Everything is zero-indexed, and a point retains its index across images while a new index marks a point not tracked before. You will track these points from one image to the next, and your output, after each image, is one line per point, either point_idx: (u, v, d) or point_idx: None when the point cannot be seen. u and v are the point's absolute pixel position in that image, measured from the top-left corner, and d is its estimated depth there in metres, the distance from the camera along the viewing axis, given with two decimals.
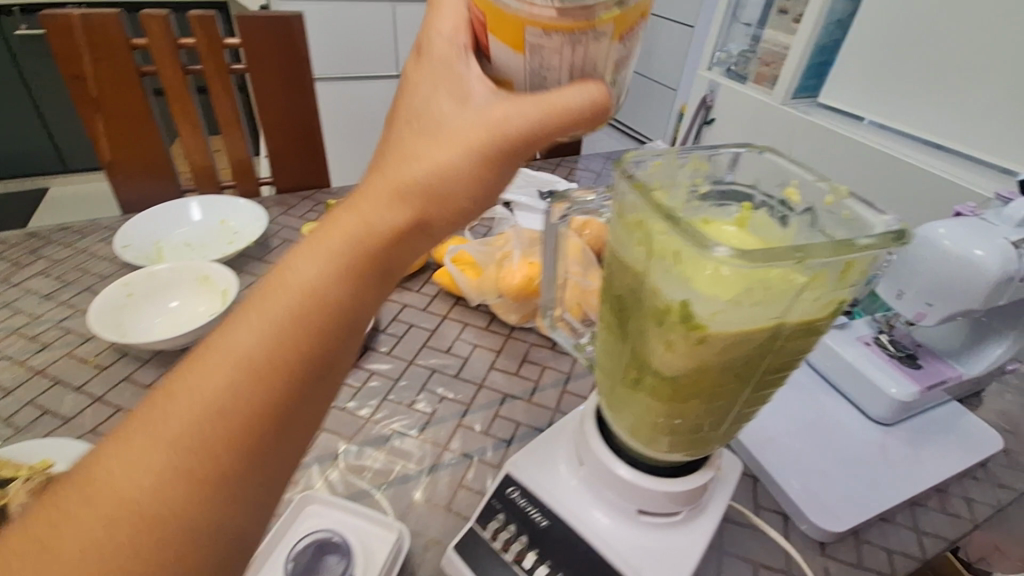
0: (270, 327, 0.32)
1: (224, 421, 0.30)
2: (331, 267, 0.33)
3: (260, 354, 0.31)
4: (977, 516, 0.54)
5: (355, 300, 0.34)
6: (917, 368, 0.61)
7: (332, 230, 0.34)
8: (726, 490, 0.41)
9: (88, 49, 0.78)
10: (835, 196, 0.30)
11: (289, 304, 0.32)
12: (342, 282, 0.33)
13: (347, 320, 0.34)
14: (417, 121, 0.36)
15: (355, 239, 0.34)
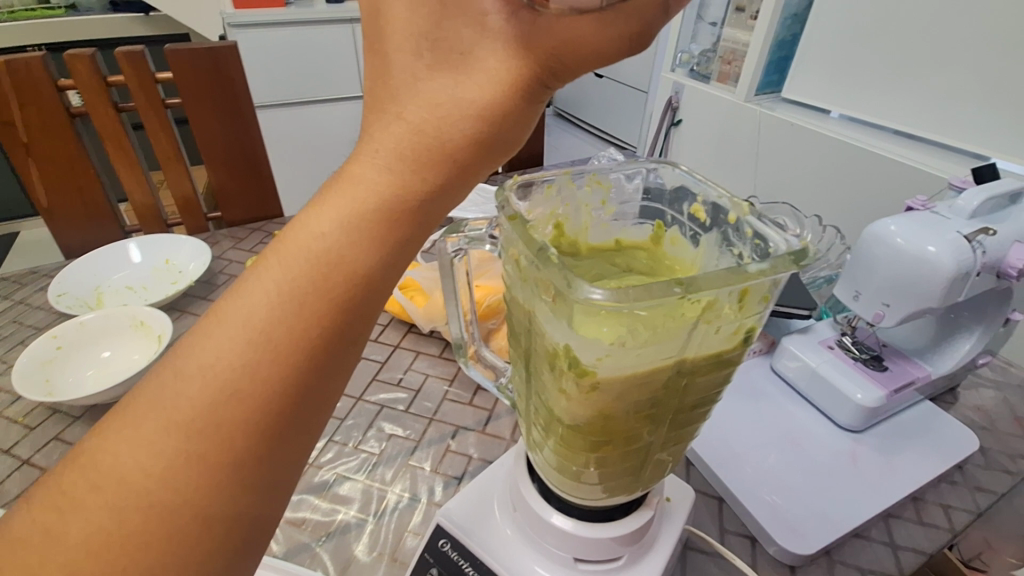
0: (263, 320, 0.21)
1: (200, 457, 0.20)
2: (312, 268, 0.21)
3: (243, 358, 0.21)
4: (957, 525, 0.51)
5: (341, 322, 0.22)
6: (883, 370, 0.58)
7: (347, 174, 0.22)
8: (674, 528, 0.38)
9: (14, 94, 0.77)
10: (737, 212, 0.28)
11: (285, 285, 0.21)
12: (355, 255, 0.21)
13: (361, 308, 0.22)
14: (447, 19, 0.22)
15: (342, 227, 0.21)
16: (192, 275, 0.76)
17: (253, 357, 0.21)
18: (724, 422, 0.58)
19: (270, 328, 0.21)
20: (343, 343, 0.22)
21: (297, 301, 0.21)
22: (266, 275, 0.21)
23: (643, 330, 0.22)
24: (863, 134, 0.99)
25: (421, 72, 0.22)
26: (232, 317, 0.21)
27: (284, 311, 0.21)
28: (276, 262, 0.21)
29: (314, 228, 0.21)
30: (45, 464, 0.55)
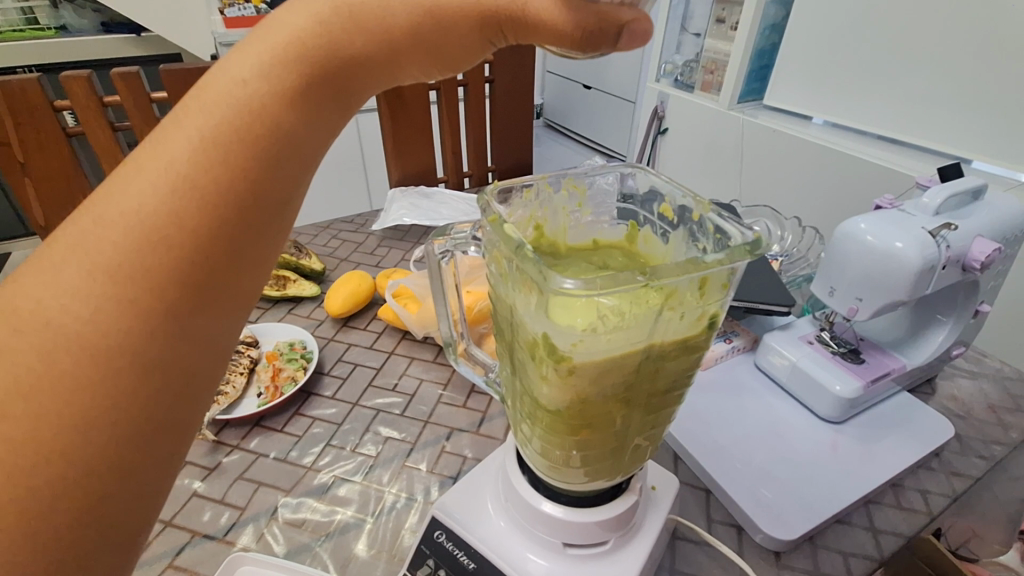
0: (195, 157, 0.23)
1: (140, 282, 0.22)
2: (243, 112, 0.24)
3: (176, 190, 0.23)
4: (933, 508, 0.53)
5: (272, 165, 0.25)
6: (861, 363, 0.60)
7: (272, 37, 0.25)
8: (660, 515, 0.40)
9: (10, 115, 0.77)
10: (700, 210, 0.30)
11: (215, 126, 0.24)
12: (284, 104, 0.25)
13: (290, 153, 0.26)
14: None
15: (268, 78, 0.25)
16: None
17: (183, 193, 0.23)
18: (707, 417, 0.60)
19: (206, 163, 0.23)
20: (272, 195, 0.25)
21: (229, 140, 0.24)
22: (192, 120, 0.24)
23: (613, 317, 0.24)
24: (841, 139, 1.02)
25: None
26: (166, 153, 0.23)
27: (213, 150, 0.23)
28: (200, 107, 0.24)
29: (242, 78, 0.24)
30: None
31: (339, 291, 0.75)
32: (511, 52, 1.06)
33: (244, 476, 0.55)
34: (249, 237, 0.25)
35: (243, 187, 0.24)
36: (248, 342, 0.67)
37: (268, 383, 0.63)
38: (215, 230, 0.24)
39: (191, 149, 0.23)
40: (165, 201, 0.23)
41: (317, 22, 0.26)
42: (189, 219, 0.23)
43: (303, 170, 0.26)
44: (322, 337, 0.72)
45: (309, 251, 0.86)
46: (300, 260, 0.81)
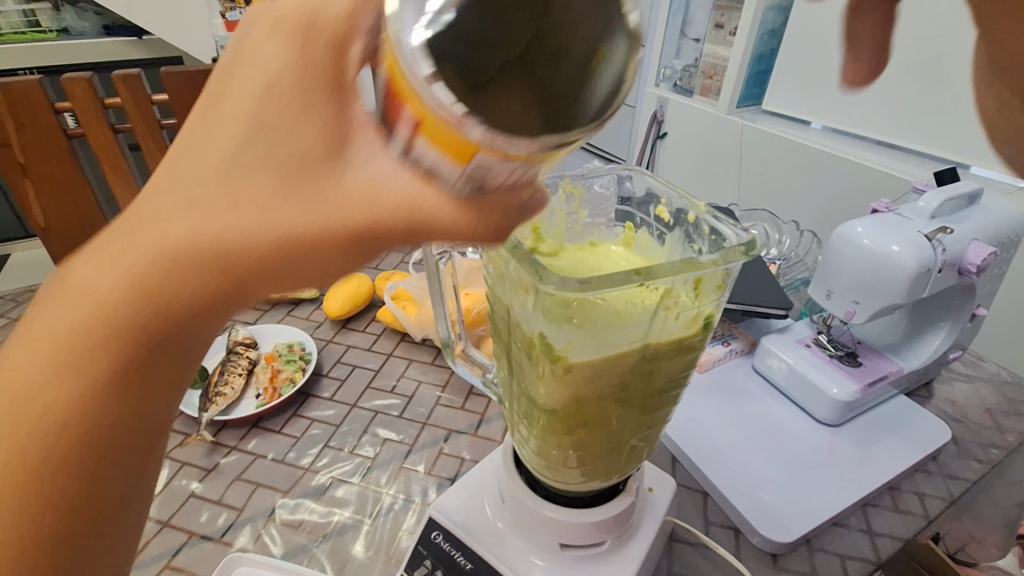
0: (61, 369, 0.23)
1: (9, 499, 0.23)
2: (114, 304, 0.23)
3: (40, 405, 0.23)
4: (930, 511, 0.53)
5: (137, 367, 0.24)
6: (858, 366, 0.61)
7: (139, 231, 0.23)
8: (657, 517, 0.40)
9: (11, 116, 0.78)
10: (696, 212, 0.31)
11: (79, 333, 0.23)
12: (141, 303, 0.23)
13: (154, 353, 0.24)
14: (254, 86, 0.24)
15: (150, 266, 0.23)
16: None
17: (45, 404, 0.23)
18: (705, 419, 0.60)
19: (59, 377, 0.23)
20: (139, 395, 0.24)
21: (79, 355, 0.23)
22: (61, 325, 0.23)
23: (609, 316, 0.24)
24: (839, 144, 1.02)
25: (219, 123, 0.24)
26: (31, 364, 0.23)
27: (74, 359, 0.23)
28: (67, 309, 0.23)
29: (122, 265, 0.23)
30: None
31: (338, 293, 0.75)
32: None
33: (242, 477, 0.55)
34: (123, 422, 0.24)
35: (121, 384, 0.24)
36: (246, 343, 0.67)
37: (267, 384, 0.63)
38: (78, 442, 0.23)
39: (70, 334, 0.23)
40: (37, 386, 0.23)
41: (177, 211, 0.23)
42: (56, 408, 0.23)
43: (184, 361, 0.25)
44: (321, 339, 0.73)
45: None
46: None
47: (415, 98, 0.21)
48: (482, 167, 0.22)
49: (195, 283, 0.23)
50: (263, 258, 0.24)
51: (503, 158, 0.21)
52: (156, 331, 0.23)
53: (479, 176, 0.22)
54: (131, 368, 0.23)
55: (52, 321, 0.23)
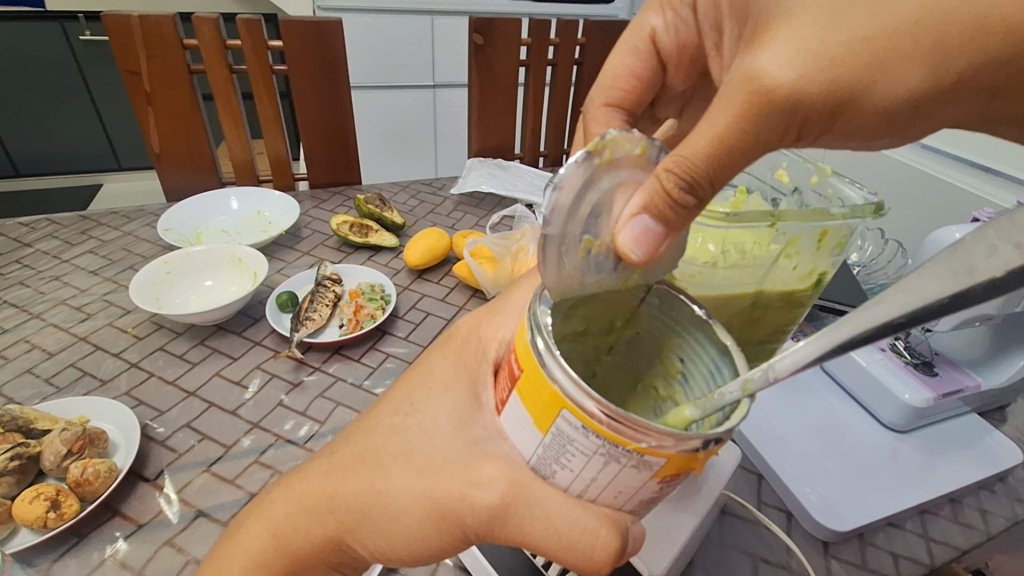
0: (349, 482, 0.34)
1: (284, 542, 0.35)
2: (386, 500, 0.32)
3: (328, 496, 0.34)
4: (992, 528, 0.53)
5: (387, 519, 0.32)
6: (933, 375, 0.59)
7: (418, 441, 0.33)
8: (721, 477, 0.42)
9: (144, 47, 0.85)
10: (821, 176, 0.34)
11: (366, 482, 0.33)
12: (408, 513, 0.32)
13: (392, 526, 0.32)
14: (456, 463, 0.31)
15: (419, 499, 0.31)
16: (282, 226, 0.84)
17: (328, 505, 0.34)
18: (767, 405, 0.60)
19: (342, 493, 0.33)
20: (373, 515, 0.33)
21: (355, 498, 0.33)
22: (367, 449, 0.34)
23: (733, 254, 0.27)
24: None
25: (453, 458, 0.31)
26: (337, 467, 0.35)
27: (359, 487, 0.33)
28: (375, 442, 0.34)
29: (411, 477, 0.32)
30: (152, 369, 0.63)
31: (418, 244, 0.79)
32: (601, 37, 1.07)
33: (324, 395, 0.61)
34: (367, 551, 0.34)
35: (367, 530, 0.33)
36: (332, 278, 0.71)
37: (350, 316, 0.68)
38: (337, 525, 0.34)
39: (363, 497, 0.33)
40: (322, 500, 0.34)
41: (424, 498, 0.31)
42: (320, 528, 0.34)
43: (404, 530, 0.32)
44: (398, 285, 0.77)
45: (391, 206, 0.91)
46: (383, 212, 0.86)
47: (529, 361, 0.24)
48: (564, 437, 0.24)
49: (426, 536, 0.32)
50: (463, 515, 0.31)
51: (582, 426, 0.23)
52: (422, 517, 0.32)
53: (558, 440, 0.24)
54: (383, 539, 0.33)
55: (354, 479, 0.33)
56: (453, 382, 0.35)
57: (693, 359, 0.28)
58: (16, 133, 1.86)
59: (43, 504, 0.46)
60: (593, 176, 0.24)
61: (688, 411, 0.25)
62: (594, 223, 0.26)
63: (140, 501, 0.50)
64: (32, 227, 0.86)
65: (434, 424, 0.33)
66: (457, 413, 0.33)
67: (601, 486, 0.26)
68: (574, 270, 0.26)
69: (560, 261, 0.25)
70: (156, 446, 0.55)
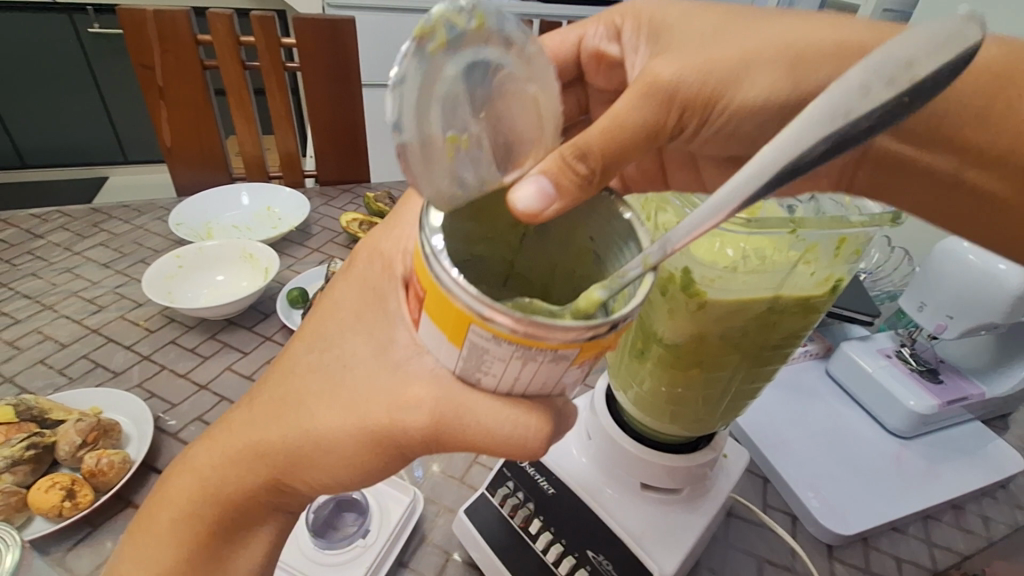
0: (274, 428, 0.32)
1: (217, 496, 0.34)
2: (314, 433, 0.31)
3: (255, 445, 0.33)
4: (993, 534, 0.53)
5: (321, 453, 0.31)
6: (938, 383, 0.60)
7: (336, 364, 0.32)
8: (729, 478, 0.43)
9: (158, 42, 0.86)
10: (849, 198, 0.36)
11: (291, 423, 0.32)
12: (339, 440, 0.31)
13: (328, 458, 0.32)
14: (382, 381, 0.30)
15: (352, 426, 0.31)
16: (292, 222, 0.84)
17: (257, 455, 0.33)
18: (771, 410, 0.60)
19: (270, 439, 0.32)
20: (307, 455, 0.32)
21: (283, 442, 0.32)
22: (288, 391, 0.33)
23: (753, 260, 0.28)
24: None
25: (376, 377, 0.31)
26: (260, 417, 0.33)
27: (285, 430, 0.32)
28: (295, 383, 0.33)
29: (332, 405, 0.31)
30: (164, 362, 0.63)
31: None
32: None
33: None
34: (312, 489, 0.33)
35: (306, 469, 0.32)
36: None
37: None
38: (270, 472, 0.33)
39: (293, 435, 0.32)
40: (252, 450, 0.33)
41: (358, 423, 0.31)
42: (255, 477, 0.33)
43: (341, 460, 0.31)
44: None
45: (401, 204, 0.91)
46: (393, 211, 0.87)
47: (429, 285, 0.23)
48: (478, 348, 0.24)
49: (365, 461, 0.31)
50: (400, 435, 0.30)
51: (491, 336, 0.22)
52: (357, 443, 0.31)
53: (474, 351, 0.24)
54: (323, 472, 0.32)
55: (280, 421, 0.32)
56: (361, 305, 0.34)
57: (603, 235, 0.28)
58: (24, 124, 1.87)
59: (58, 493, 0.46)
60: (434, 65, 0.23)
61: (596, 290, 0.24)
62: (457, 118, 0.25)
63: (152, 492, 0.51)
64: (43, 218, 0.86)
65: (352, 352, 0.32)
66: (370, 337, 0.32)
67: (525, 383, 0.26)
68: (449, 174, 0.25)
69: (431, 162, 0.24)
70: (168, 438, 0.55)
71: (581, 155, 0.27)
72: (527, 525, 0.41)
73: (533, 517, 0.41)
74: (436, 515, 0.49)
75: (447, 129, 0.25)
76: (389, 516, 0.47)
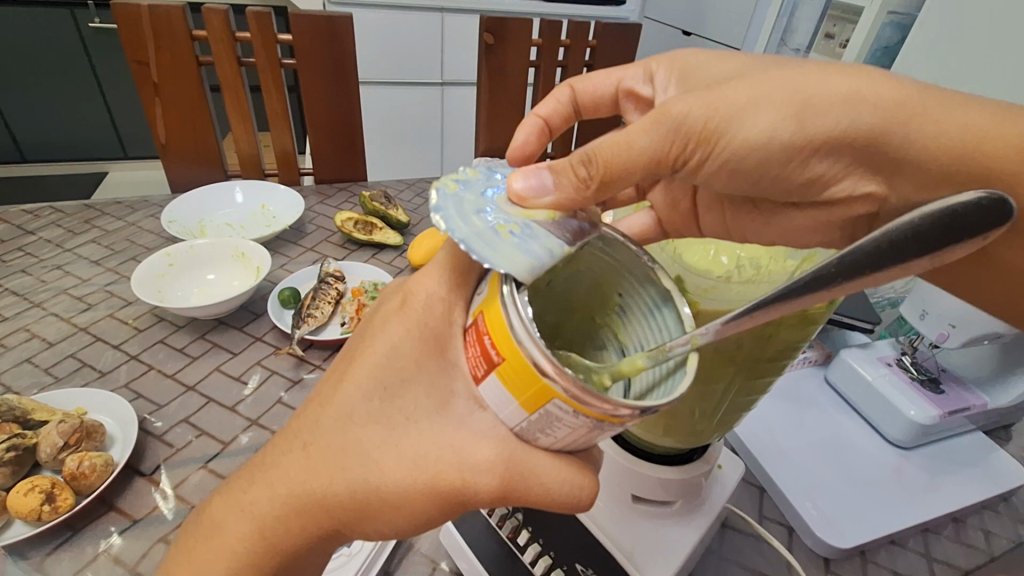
0: (331, 485, 0.30)
1: (262, 548, 0.31)
2: (381, 494, 0.30)
3: (311, 502, 0.31)
4: (995, 549, 0.52)
5: (390, 511, 0.30)
6: (940, 393, 0.59)
7: (396, 418, 0.30)
8: (724, 490, 0.42)
9: (153, 38, 0.85)
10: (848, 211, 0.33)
11: (353, 481, 0.30)
12: (410, 500, 0.30)
13: (397, 515, 0.31)
14: (451, 441, 0.29)
15: (419, 485, 0.29)
16: (286, 221, 0.83)
17: (315, 510, 0.31)
18: (770, 420, 0.59)
19: (329, 497, 0.30)
20: (373, 511, 0.31)
21: (345, 501, 0.30)
22: (341, 448, 0.30)
23: (748, 270, 0.27)
24: None
25: (446, 438, 0.29)
26: (309, 472, 0.31)
27: (347, 490, 0.30)
28: (347, 438, 0.30)
29: (395, 463, 0.30)
30: (152, 362, 0.63)
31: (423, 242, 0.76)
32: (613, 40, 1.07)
33: None
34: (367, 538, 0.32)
35: (367, 521, 0.31)
36: (335, 276, 0.71)
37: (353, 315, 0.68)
38: (332, 525, 0.31)
39: (357, 490, 0.30)
40: (301, 499, 0.31)
41: (428, 481, 0.29)
42: (303, 527, 0.31)
43: (407, 516, 0.30)
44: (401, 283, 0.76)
45: (396, 204, 0.90)
46: (388, 210, 0.86)
47: (510, 350, 0.23)
48: (549, 417, 0.24)
49: (427, 515, 0.31)
50: (469, 492, 0.29)
51: (572, 411, 0.23)
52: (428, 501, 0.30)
53: (543, 417, 0.24)
54: (380, 522, 0.31)
55: (340, 475, 0.30)
56: (420, 356, 0.30)
57: (636, 299, 0.28)
58: (24, 119, 1.86)
59: (37, 497, 0.45)
60: (456, 195, 0.27)
61: (641, 359, 0.25)
62: (497, 215, 0.26)
63: (135, 496, 0.50)
64: (35, 214, 0.86)
65: (413, 407, 0.30)
66: (433, 391, 0.30)
67: (578, 442, 0.27)
68: (517, 253, 0.24)
69: (494, 247, 0.24)
70: (153, 440, 0.54)
71: (584, 160, 0.30)
72: (515, 536, 0.40)
73: (520, 528, 0.40)
74: None
75: (492, 220, 0.26)
76: None
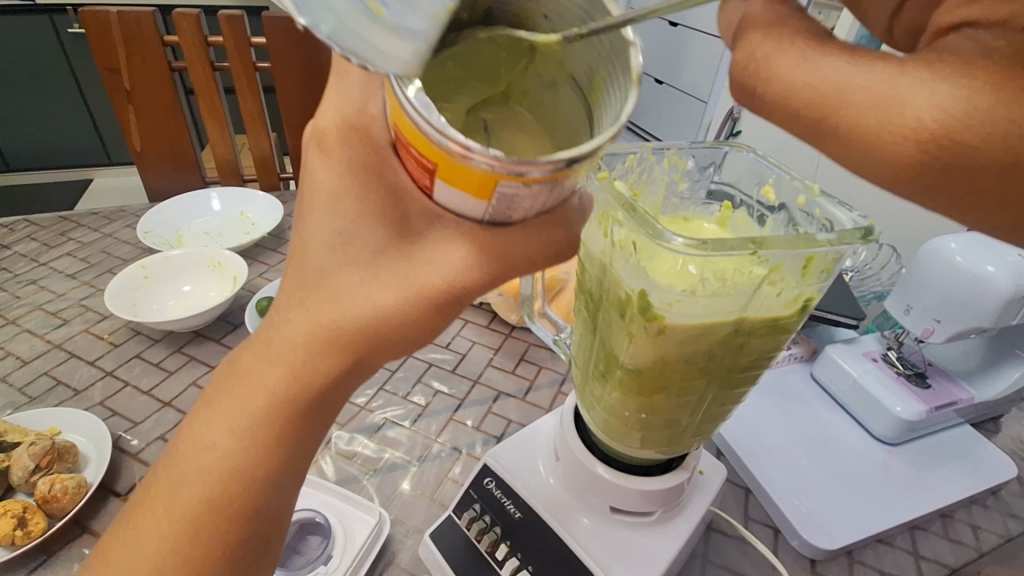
0: (311, 338, 0.26)
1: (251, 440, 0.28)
2: (378, 319, 0.26)
3: (289, 367, 0.27)
4: (982, 544, 0.52)
5: (377, 343, 0.26)
6: (926, 388, 0.59)
7: (359, 235, 0.26)
8: (706, 495, 0.41)
9: (123, 44, 0.83)
10: (808, 196, 0.31)
11: (333, 323, 0.26)
12: (397, 317, 0.26)
13: (388, 342, 0.26)
14: (424, 240, 0.26)
15: (405, 298, 0.26)
16: (265, 228, 0.82)
17: (298, 377, 0.27)
18: (757, 418, 0.58)
19: (309, 356, 0.27)
20: (363, 349, 0.26)
21: (325, 352, 0.26)
22: (308, 302, 0.27)
23: (713, 282, 0.25)
24: None
25: (420, 238, 0.26)
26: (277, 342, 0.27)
27: (323, 336, 0.26)
28: (319, 290, 0.27)
29: (380, 282, 0.26)
30: (128, 378, 0.61)
31: None
32: None
33: None
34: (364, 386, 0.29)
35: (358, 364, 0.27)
36: None
37: None
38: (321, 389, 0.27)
39: (339, 331, 0.26)
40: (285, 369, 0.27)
41: (412, 290, 0.26)
42: (303, 396, 0.27)
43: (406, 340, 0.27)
44: None
45: None
46: None
47: (428, 145, 0.22)
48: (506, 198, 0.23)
49: (422, 331, 0.27)
50: (459, 290, 0.26)
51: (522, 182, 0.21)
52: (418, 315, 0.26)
53: (503, 203, 0.23)
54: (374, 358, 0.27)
55: (316, 320, 0.26)
56: (356, 182, 0.26)
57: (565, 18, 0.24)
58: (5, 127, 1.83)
59: (9, 522, 0.45)
60: None
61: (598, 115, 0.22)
62: None
63: (109, 518, 0.49)
64: (10, 228, 0.84)
65: (374, 238, 0.26)
66: (385, 215, 0.26)
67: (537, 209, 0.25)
68: (397, 45, 0.20)
69: (372, 46, 0.19)
70: (128, 459, 0.53)
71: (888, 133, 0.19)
72: (493, 551, 0.39)
73: (499, 542, 0.39)
74: (406, 535, 0.47)
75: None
76: (353, 538, 0.45)
